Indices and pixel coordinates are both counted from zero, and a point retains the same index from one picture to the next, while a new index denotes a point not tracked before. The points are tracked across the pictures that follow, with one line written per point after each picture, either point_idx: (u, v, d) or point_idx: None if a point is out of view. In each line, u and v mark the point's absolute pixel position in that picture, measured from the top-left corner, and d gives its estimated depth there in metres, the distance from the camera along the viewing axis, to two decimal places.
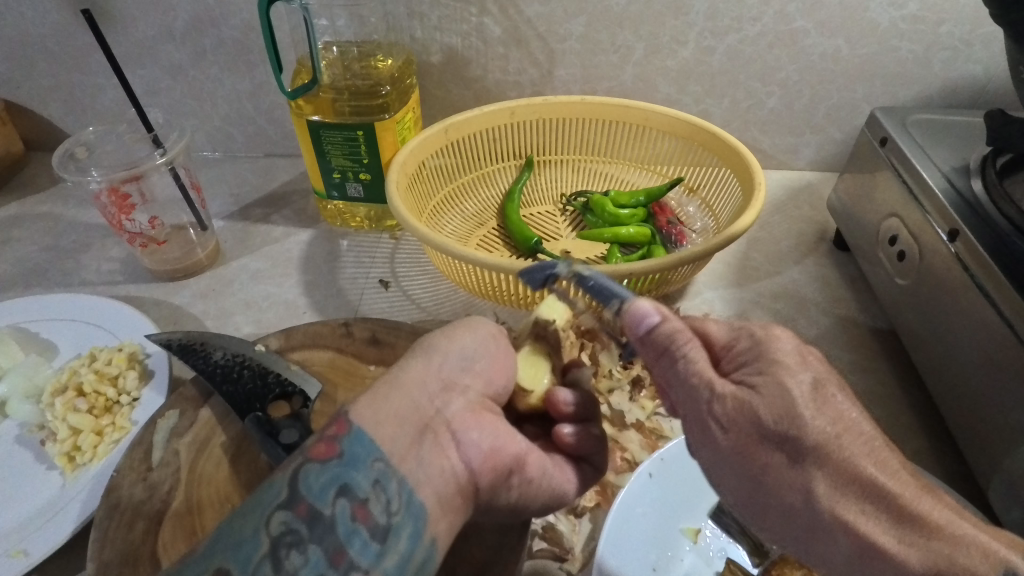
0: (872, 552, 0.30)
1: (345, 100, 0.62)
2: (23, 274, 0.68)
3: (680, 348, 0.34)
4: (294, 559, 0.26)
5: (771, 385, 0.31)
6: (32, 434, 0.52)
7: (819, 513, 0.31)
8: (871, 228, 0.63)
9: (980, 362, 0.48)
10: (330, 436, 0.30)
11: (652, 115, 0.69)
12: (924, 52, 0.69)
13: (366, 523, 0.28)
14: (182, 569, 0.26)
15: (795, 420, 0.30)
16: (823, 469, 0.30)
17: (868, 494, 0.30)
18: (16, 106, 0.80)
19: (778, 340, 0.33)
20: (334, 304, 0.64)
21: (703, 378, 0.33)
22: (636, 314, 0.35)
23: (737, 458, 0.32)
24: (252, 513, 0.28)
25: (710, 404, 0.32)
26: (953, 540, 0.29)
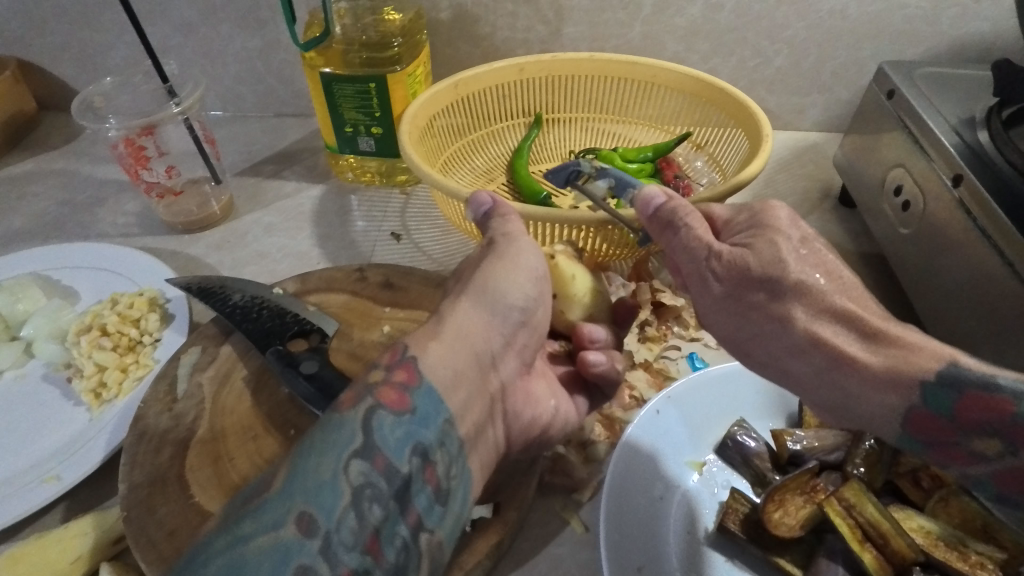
0: (842, 362, 0.34)
1: (356, 52, 0.63)
2: (40, 226, 0.70)
3: (682, 219, 0.39)
4: (376, 511, 0.29)
5: (761, 241, 0.37)
6: (58, 373, 0.53)
7: (797, 335, 0.36)
8: (875, 181, 0.64)
9: (981, 302, 0.49)
10: (400, 386, 0.34)
11: (659, 71, 0.69)
12: (932, 9, 0.69)
13: (431, 481, 0.32)
14: (262, 510, 0.27)
15: (778, 263, 0.36)
16: (799, 299, 0.35)
17: (839, 318, 0.35)
18: (28, 65, 0.81)
19: (773, 210, 0.39)
20: (346, 255, 0.65)
21: (704, 242, 0.38)
22: (643, 198, 0.41)
23: (730, 302, 0.38)
24: (327, 455, 0.29)
25: (707, 261, 0.38)
26: (915, 346, 0.33)
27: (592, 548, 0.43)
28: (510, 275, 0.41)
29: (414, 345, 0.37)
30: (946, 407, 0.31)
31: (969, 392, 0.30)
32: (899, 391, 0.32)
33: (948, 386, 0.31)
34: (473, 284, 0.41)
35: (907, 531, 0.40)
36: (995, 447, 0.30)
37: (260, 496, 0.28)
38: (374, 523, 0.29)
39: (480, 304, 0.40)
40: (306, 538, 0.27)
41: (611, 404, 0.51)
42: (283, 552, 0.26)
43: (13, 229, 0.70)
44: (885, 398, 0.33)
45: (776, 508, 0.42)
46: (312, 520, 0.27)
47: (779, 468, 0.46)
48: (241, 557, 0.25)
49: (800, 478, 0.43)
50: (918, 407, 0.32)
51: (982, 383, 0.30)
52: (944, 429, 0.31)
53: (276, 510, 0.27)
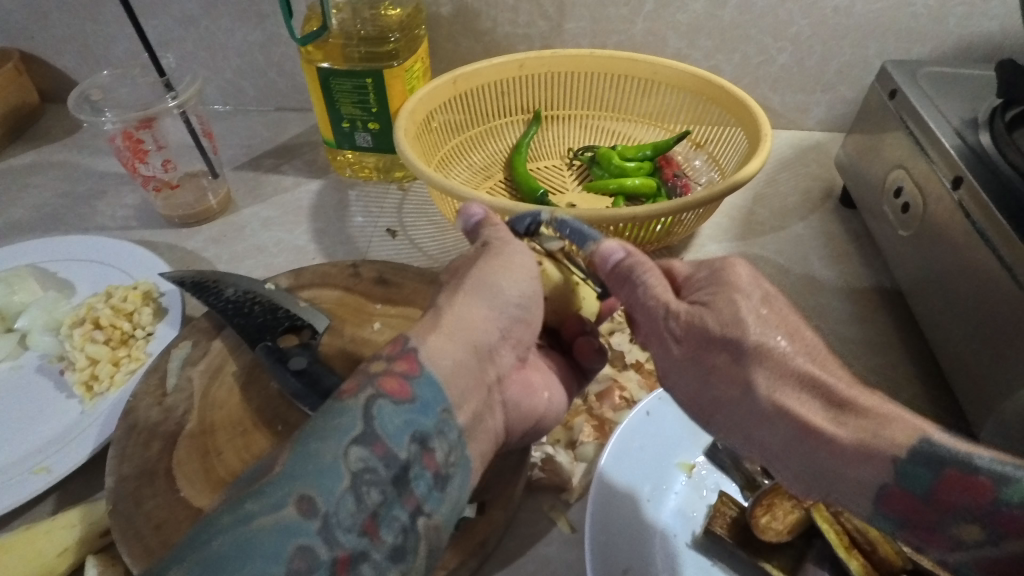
0: (809, 432, 0.33)
1: (355, 47, 0.63)
2: (39, 218, 0.70)
3: (640, 275, 0.39)
4: (374, 495, 0.31)
5: (719, 301, 0.36)
6: (53, 364, 0.54)
7: (761, 404, 0.34)
8: (876, 182, 0.63)
9: (980, 307, 0.48)
10: (401, 376, 0.36)
11: (660, 69, 0.69)
12: (939, 7, 0.68)
13: (431, 467, 0.34)
14: (265, 490, 0.30)
15: (738, 326, 0.35)
16: (760, 363, 0.34)
17: (807, 383, 0.33)
18: (31, 57, 0.82)
19: (732, 268, 0.38)
20: (342, 250, 0.65)
21: (662, 301, 0.38)
22: (603, 252, 0.40)
23: (692, 364, 0.37)
24: (329, 441, 0.32)
25: (667, 321, 0.37)
26: (886, 418, 0.31)
27: (579, 548, 0.43)
28: (500, 271, 0.41)
29: (415, 337, 0.39)
30: (924, 485, 0.30)
31: (948, 472, 0.29)
32: (874, 466, 0.31)
33: (922, 465, 0.30)
34: (471, 278, 0.41)
35: (894, 539, 0.39)
36: (975, 532, 0.29)
37: (266, 476, 0.31)
38: (372, 506, 0.31)
39: (479, 297, 0.40)
40: (306, 518, 0.29)
41: (602, 404, 0.50)
42: (285, 530, 0.28)
43: (13, 220, 0.70)
44: (859, 473, 0.31)
45: (764, 513, 0.41)
46: (312, 502, 0.30)
47: (770, 474, 0.45)
48: (245, 534, 0.28)
49: (790, 489, 0.41)
50: (893, 484, 0.31)
51: (959, 463, 0.29)
52: (920, 508, 0.30)
53: (279, 491, 0.30)
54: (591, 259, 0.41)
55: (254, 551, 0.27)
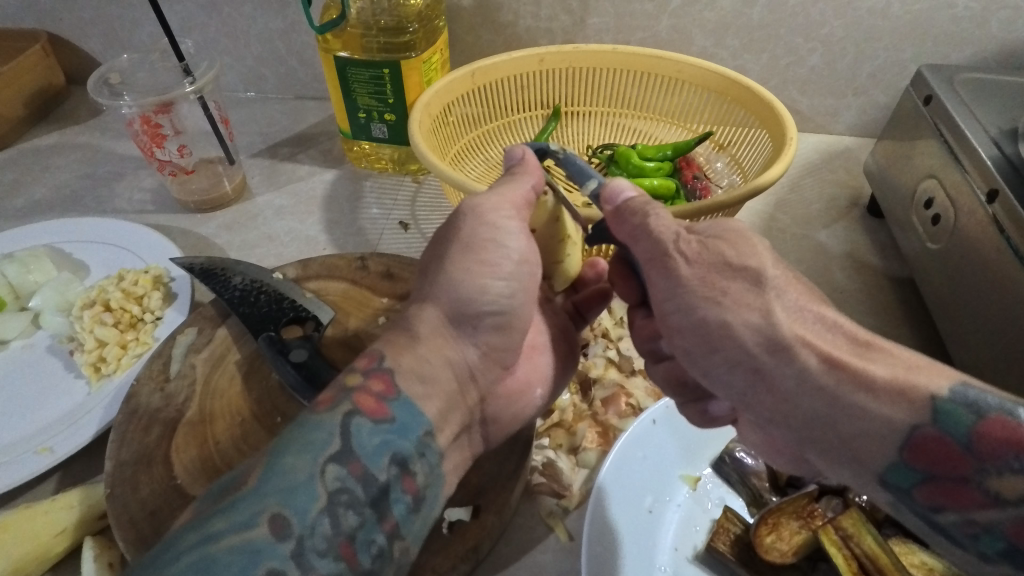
0: (835, 364, 0.32)
1: (373, 37, 0.62)
2: (59, 199, 0.71)
3: (652, 209, 0.38)
4: (351, 517, 0.30)
5: (738, 236, 0.36)
6: (62, 345, 0.54)
7: (780, 332, 0.33)
8: (906, 192, 0.60)
9: (1008, 326, 0.46)
10: (379, 395, 0.34)
11: (684, 67, 0.67)
12: (981, 11, 0.65)
13: (410, 491, 0.33)
14: (234, 507, 0.28)
15: (757, 257, 0.35)
16: (778, 297, 0.34)
17: (823, 325, 0.34)
18: (58, 39, 0.83)
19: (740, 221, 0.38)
20: (353, 242, 0.65)
21: (670, 228, 0.37)
22: (612, 189, 0.39)
23: (699, 286, 0.35)
24: (305, 456, 0.30)
25: (676, 245, 0.36)
26: (905, 359, 0.32)
27: (574, 557, 0.42)
28: (477, 271, 0.39)
29: (389, 355, 0.37)
30: (964, 429, 0.29)
31: (992, 415, 0.28)
32: (907, 404, 0.30)
33: (964, 406, 0.29)
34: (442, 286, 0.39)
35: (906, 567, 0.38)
36: (1015, 488, 0.27)
37: (235, 492, 0.29)
38: (349, 529, 0.30)
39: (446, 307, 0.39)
40: (277, 539, 0.27)
41: (608, 410, 0.48)
42: (254, 551, 0.27)
43: (34, 200, 0.71)
44: (889, 411, 0.30)
45: (768, 532, 0.40)
46: (285, 522, 0.28)
47: (777, 490, 0.44)
48: (210, 553, 0.26)
49: (798, 502, 0.41)
50: (928, 426, 0.29)
51: (1001, 407, 0.28)
52: (957, 457, 0.29)
53: (251, 507, 0.28)
54: (594, 198, 0.41)
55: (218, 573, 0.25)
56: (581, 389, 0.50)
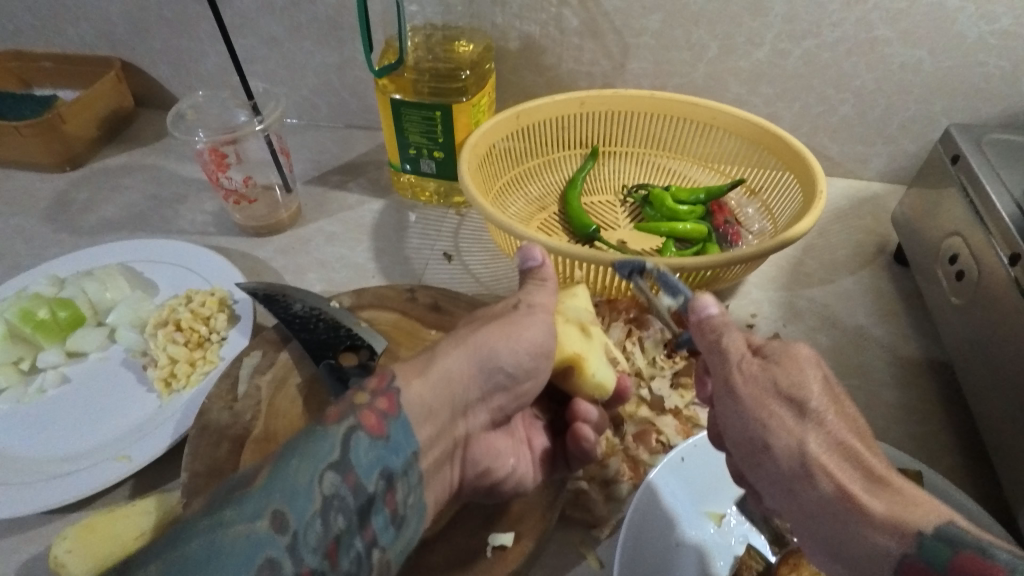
0: (843, 496, 0.33)
1: (426, 82, 0.67)
2: (128, 218, 0.76)
3: (727, 334, 0.40)
4: (339, 521, 0.33)
5: (788, 359, 0.37)
6: (135, 359, 0.59)
7: (808, 461, 0.34)
8: (931, 245, 0.63)
9: (1022, 383, 0.48)
10: (381, 413, 0.38)
11: (719, 114, 0.70)
12: (1012, 69, 0.67)
13: (390, 505, 0.36)
14: (244, 500, 0.31)
15: (806, 389, 0.36)
16: (815, 426, 0.35)
17: (850, 458, 0.35)
18: (130, 66, 0.89)
19: (800, 339, 0.39)
20: (399, 271, 0.69)
21: (738, 348, 0.39)
22: (700, 303, 0.41)
23: (751, 407, 0.37)
24: (307, 463, 0.33)
25: (739, 364, 0.38)
26: (916, 500, 0.33)
27: None
28: (509, 334, 0.44)
29: (401, 378, 0.41)
30: (944, 564, 0.30)
31: (965, 552, 0.30)
32: (900, 538, 0.31)
33: (944, 542, 0.30)
34: (473, 338, 0.44)
35: None
36: None
37: (244, 488, 0.32)
38: (336, 532, 0.33)
39: (470, 356, 0.43)
40: (276, 534, 0.30)
41: (638, 445, 0.52)
42: (256, 543, 0.29)
43: (104, 218, 0.76)
44: (885, 541, 0.32)
45: (789, 570, 0.44)
46: (284, 519, 0.31)
47: None
48: (219, 540, 0.29)
49: None
50: (912, 558, 0.31)
51: (979, 548, 0.30)
52: None
53: (256, 504, 0.31)
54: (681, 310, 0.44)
55: (226, 559, 0.28)
56: (613, 421, 0.54)
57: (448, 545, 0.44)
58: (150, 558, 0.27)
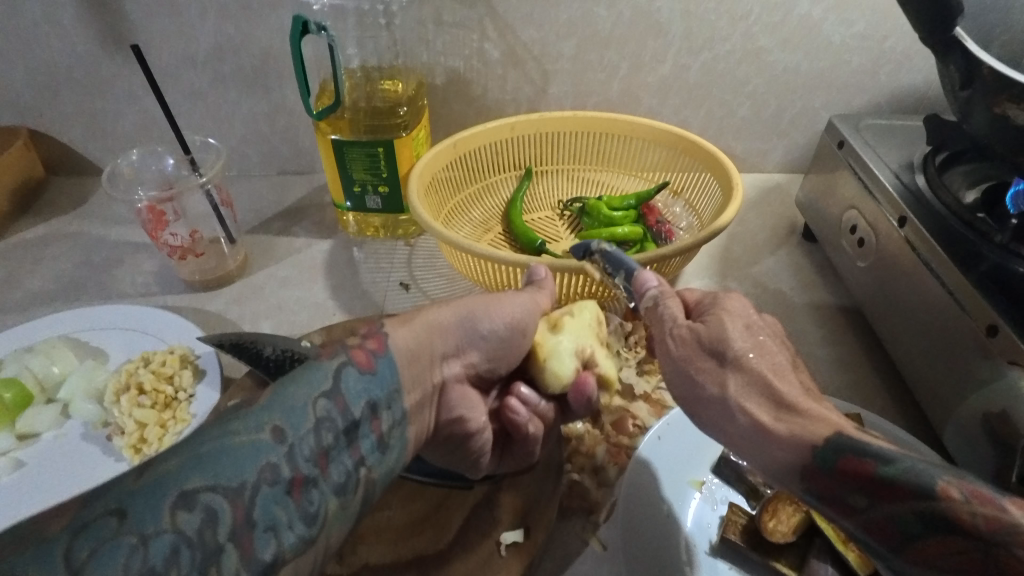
0: (757, 426, 0.37)
1: (362, 120, 0.70)
2: (60, 289, 0.73)
3: (663, 300, 0.45)
4: (330, 437, 0.35)
5: (714, 319, 0.41)
6: (97, 430, 0.57)
7: (728, 401, 0.39)
8: (833, 221, 0.72)
9: (927, 324, 0.57)
10: (368, 350, 0.40)
11: (638, 126, 0.77)
12: (872, 64, 0.79)
13: (376, 432, 0.38)
14: (247, 415, 0.33)
15: (723, 338, 0.40)
16: (736, 369, 0.39)
17: (768, 390, 0.38)
18: (38, 133, 0.85)
19: (733, 298, 0.43)
20: (361, 305, 0.70)
21: (673, 315, 0.43)
22: (642, 278, 0.47)
23: (682, 363, 0.41)
24: (301, 390, 0.36)
25: (673, 329, 0.42)
26: (817, 417, 0.37)
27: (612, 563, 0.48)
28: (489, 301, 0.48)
29: (391, 325, 0.44)
30: (829, 463, 0.35)
31: (847, 453, 0.34)
32: (800, 451, 0.36)
33: (831, 449, 0.35)
34: (461, 303, 0.47)
35: None
36: (863, 501, 0.34)
37: (247, 407, 0.34)
38: (326, 446, 0.34)
39: (455, 313, 0.47)
40: (276, 442, 0.32)
41: (618, 432, 0.56)
42: (258, 448, 0.31)
43: (33, 292, 0.72)
44: (788, 459, 0.36)
45: (770, 518, 0.47)
46: (283, 431, 0.33)
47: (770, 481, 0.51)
48: (227, 445, 0.31)
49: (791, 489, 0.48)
50: (810, 467, 0.36)
51: (857, 449, 0.34)
52: (829, 485, 0.35)
53: (258, 418, 0.33)
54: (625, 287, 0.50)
55: (231, 459, 0.30)
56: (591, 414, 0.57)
57: (464, 551, 0.46)
58: (163, 457, 0.29)
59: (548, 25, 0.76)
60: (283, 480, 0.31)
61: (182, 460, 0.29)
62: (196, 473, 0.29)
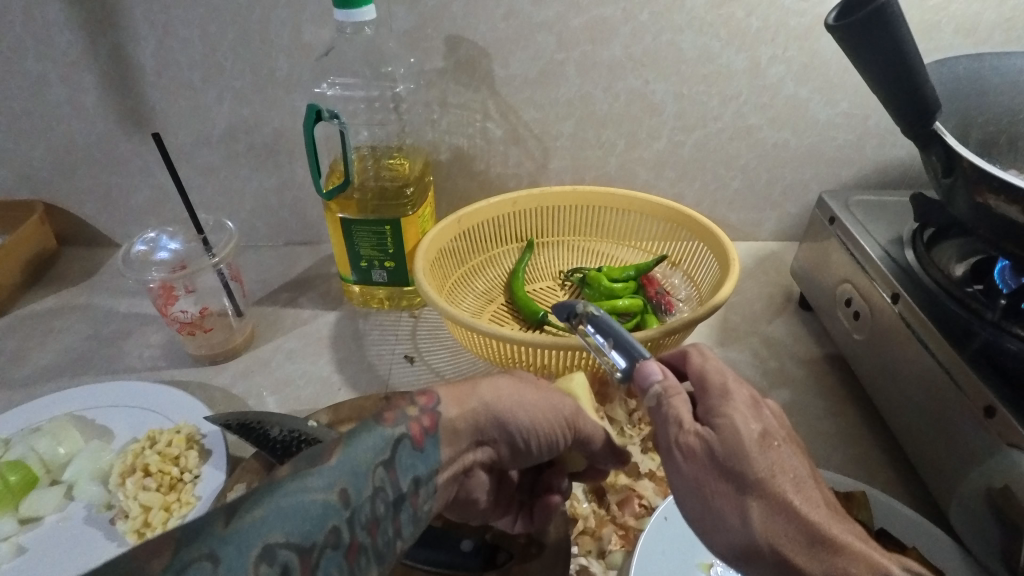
0: (787, 566, 0.38)
1: (371, 201, 0.72)
2: (67, 363, 0.73)
3: (668, 400, 0.41)
4: (382, 508, 0.34)
5: (726, 429, 0.39)
6: (100, 513, 0.56)
7: (754, 533, 0.38)
8: (828, 291, 0.74)
9: (926, 400, 0.57)
10: (429, 416, 0.39)
11: (635, 200, 0.80)
12: (858, 140, 0.82)
13: (416, 507, 0.37)
14: (319, 471, 0.32)
15: (742, 459, 0.38)
16: (758, 495, 0.38)
17: (795, 522, 0.37)
18: (53, 207, 0.87)
19: (739, 395, 0.41)
20: (366, 379, 0.71)
21: (680, 420, 0.40)
22: (643, 371, 0.42)
23: (693, 476, 0.39)
24: (365, 452, 0.35)
25: (678, 438, 0.40)
26: (844, 549, 0.38)
27: None
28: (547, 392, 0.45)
29: (446, 400, 0.40)
30: None
31: None
32: None
33: None
34: (516, 387, 0.43)
35: None
36: None
37: (316, 458, 0.33)
38: (376, 517, 0.34)
39: (508, 397, 0.42)
40: (341, 506, 0.32)
41: (624, 512, 0.56)
42: (324, 513, 0.31)
43: (41, 366, 0.73)
44: None
45: None
46: (348, 495, 0.32)
47: None
48: (301, 502, 0.30)
49: None
50: None
51: None
52: None
53: (327, 476, 0.32)
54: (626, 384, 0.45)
55: (302, 519, 0.30)
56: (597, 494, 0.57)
57: None
58: (250, 503, 0.29)
59: (549, 106, 0.79)
60: (340, 548, 0.31)
61: (262, 515, 0.29)
62: (277, 527, 0.29)
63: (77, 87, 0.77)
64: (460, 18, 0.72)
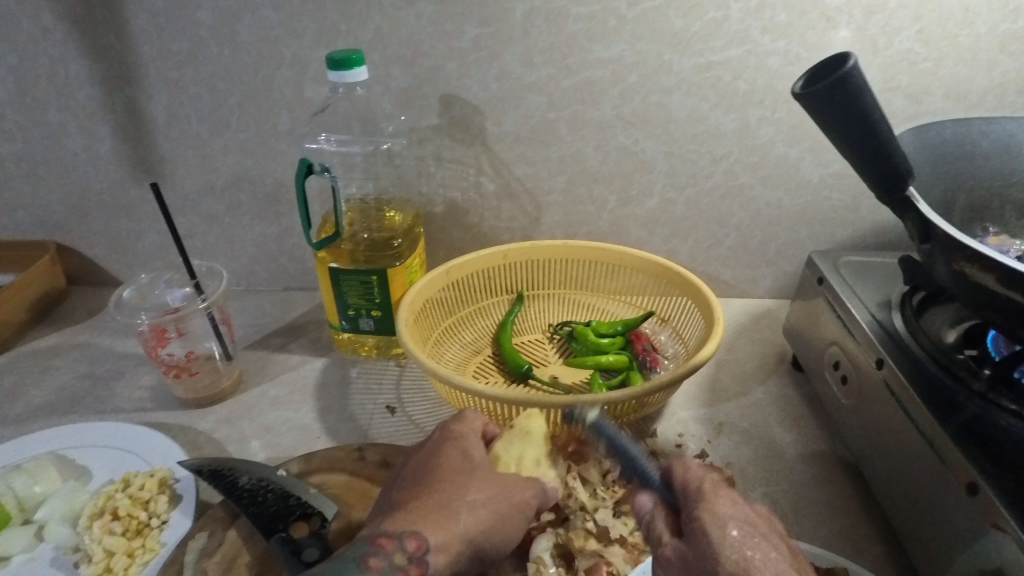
0: None
1: (361, 251, 0.74)
2: (59, 401, 0.75)
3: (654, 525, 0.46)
4: None
5: (697, 530, 0.42)
6: (67, 556, 0.57)
7: None
8: (818, 354, 0.72)
9: (912, 474, 0.55)
10: (414, 563, 0.47)
11: (625, 255, 0.80)
12: (852, 200, 0.82)
13: None
14: None
15: (711, 558, 0.41)
16: None
17: None
18: (66, 248, 0.91)
19: (716, 494, 0.44)
20: (346, 428, 0.70)
21: (660, 535, 0.45)
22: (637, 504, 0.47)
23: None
24: None
25: (660, 549, 0.44)
26: None
27: None
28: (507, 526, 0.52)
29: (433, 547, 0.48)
30: None
31: None
32: None
33: None
34: (490, 526, 0.51)
35: None
36: None
37: None
38: None
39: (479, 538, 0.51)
40: None
41: None
42: None
43: (33, 404, 0.75)
44: None
45: None
46: None
47: None
48: None
49: None
50: None
51: None
52: None
53: None
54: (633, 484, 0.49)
55: None
56: (565, 560, 0.55)
57: None
58: None
59: (541, 162, 0.81)
60: None
61: None
62: None
63: (93, 138, 0.81)
64: (454, 78, 0.75)
